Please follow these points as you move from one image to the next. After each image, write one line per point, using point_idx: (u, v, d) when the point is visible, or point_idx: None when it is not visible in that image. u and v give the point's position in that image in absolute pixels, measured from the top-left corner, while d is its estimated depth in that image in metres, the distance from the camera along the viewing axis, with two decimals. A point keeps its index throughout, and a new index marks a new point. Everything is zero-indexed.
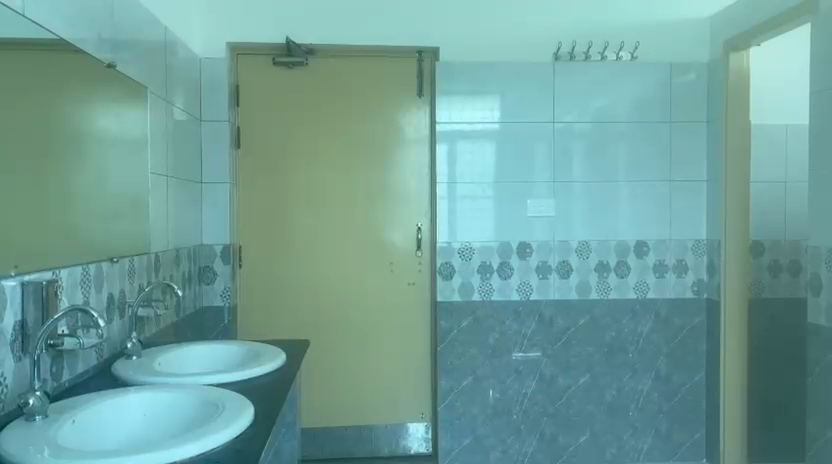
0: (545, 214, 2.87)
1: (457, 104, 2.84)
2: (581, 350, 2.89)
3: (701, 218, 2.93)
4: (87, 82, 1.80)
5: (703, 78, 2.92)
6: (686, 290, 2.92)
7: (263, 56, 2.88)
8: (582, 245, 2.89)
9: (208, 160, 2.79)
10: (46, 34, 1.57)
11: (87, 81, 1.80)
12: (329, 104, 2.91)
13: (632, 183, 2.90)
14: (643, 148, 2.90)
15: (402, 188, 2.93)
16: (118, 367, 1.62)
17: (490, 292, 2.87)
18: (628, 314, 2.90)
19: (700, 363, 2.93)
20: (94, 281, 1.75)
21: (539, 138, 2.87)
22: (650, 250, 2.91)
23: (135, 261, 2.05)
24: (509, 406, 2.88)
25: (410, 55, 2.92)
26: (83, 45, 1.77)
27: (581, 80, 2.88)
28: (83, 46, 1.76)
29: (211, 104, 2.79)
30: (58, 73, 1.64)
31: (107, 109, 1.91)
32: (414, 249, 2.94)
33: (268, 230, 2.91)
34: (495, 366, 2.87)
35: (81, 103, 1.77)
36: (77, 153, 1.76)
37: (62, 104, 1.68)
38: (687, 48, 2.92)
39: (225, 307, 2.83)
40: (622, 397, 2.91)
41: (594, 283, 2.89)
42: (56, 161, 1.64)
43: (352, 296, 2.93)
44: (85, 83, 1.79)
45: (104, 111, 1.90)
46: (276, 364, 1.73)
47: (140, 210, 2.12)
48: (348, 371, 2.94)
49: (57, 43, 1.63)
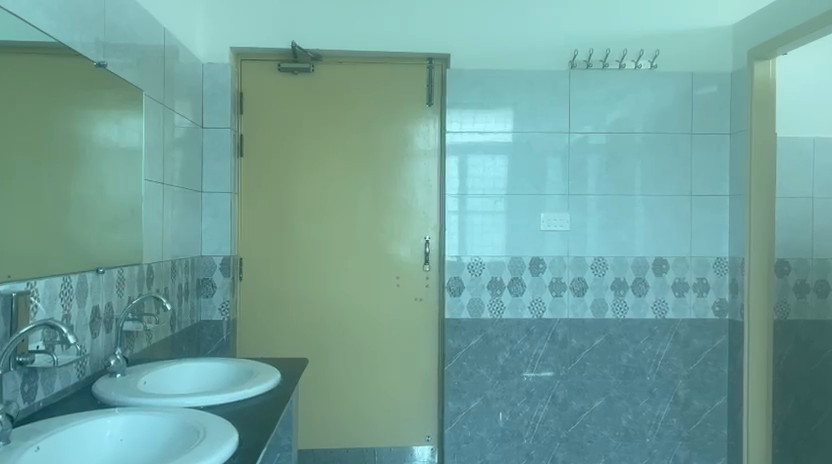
0: (559, 227, 2.74)
1: (469, 113, 2.73)
2: (596, 372, 2.75)
3: (723, 236, 2.79)
4: (76, 86, 1.69)
5: (726, 89, 2.79)
6: (707, 310, 2.78)
7: (267, 61, 2.79)
8: (598, 262, 2.76)
9: (208, 168, 2.69)
10: (28, 36, 1.46)
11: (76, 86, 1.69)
12: (334, 112, 2.80)
13: (650, 198, 2.77)
14: (662, 160, 2.78)
15: (409, 199, 2.82)
16: (99, 387, 1.51)
17: (501, 309, 2.74)
18: (646, 335, 2.76)
19: (721, 387, 2.78)
20: (76, 294, 1.61)
21: (554, 152, 2.75)
22: (669, 267, 2.77)
23: (124, 272, 1.92)
24: (520, 430, 2.74)
25: (420, 61, 2.82)
26: (74, 48, 1.67)
27: (598, 90, 2.76)
28: (72, 49, 1.66)
29: (213, 110, 2.69)
30: (45, 78, 1.54)
31: (96, 117, 1.81)
32: (421, 262, 2.82)
33: (270, 242, 2.80)
34: (505, 389, 2.74)
35: (70, 109, 1.67)
36: (64, 160, 1.65)
37: (49, 108, 1.57)
38: (710, 57, 2.80)
39: (223, 322, 2.70)
40: (638, 423, 2.76)
41: (610, 302, 2.76)
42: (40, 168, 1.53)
43: (356, 312, 2.81)
44: (73, 88, 1.68)
45: (94, 118, 1.79)
46: (270, 384, 1.60)
47: (133, 222, 2.02)
48: (351, 391, 2.81)
49: (43, 44, 1.52)
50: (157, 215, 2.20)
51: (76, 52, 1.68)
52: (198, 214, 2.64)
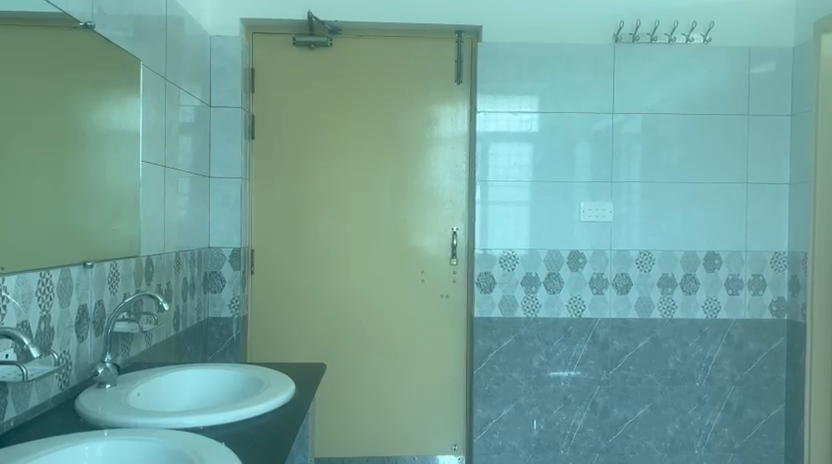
0: (600, 219, 2.49)
1: (502, 93, 2.48)
2: (640, 377, 2.50)
3: (783, 227, 2.52)
4: (52, 63, 1.43)
5: (787, 66, 2.52)
6: (763, 310, 2.52)
7: (281, 35, 2.56)
8: (644, 256, 2.50)
9: (216, 151, 2.47)
10: None
11: (52, 63, 1.43)
12: (354, 91, 2.56)
13: (701, 185, 2.51)
14: (715, 143, 2.51)
15: (435, 187, 2.58)
16: (84, 401, 1.30)
17: (536, 308, 2.50)
18: (696, 337, 2.51)
19: (778, 395, 2.52)
20: (59, 292, 1.38)
21: (595, 135, 2.50)
22: (722, 262, 2.51)
23: (118, 264, 1.69)
24: (555, 439, 2.51)
25: (448, 35, 2.57)
26: (51, 16, 1.40)
27: (644, 66, 2.50)
28: (46, 17, 1.38)
29: (222, 87, 2.46)
30: (11, 52, 1.27)
31: (83, 95, 1.55)
32: (448, 255, 2.58)
33: (284, 232, 2.58)
34: (539, 395, 2.50)
35: (46, 89, 1.41)
36: (44, 148, 1.40)
37: (15, 89, 1.29)
38: (769, 31, 2.53)
39: (233, 320, 2.48)
40: (686, 433, 2.52)
41: (657, 300, 2.50)
42: (9, 159, 1.27)
43: (378, 309, 2.58)
44: (49, 65, 1.41)
45: (77, 100, 1.53)
46: (283, 399, 1.38)
47: (131, 213, 1.78)
48: (369, 395, 2.58)
49: (9, 11, 1.26)
50: (159, 202, 1.97)
51: (54, 20, 1.41)
52: (205, 202, 2.42)
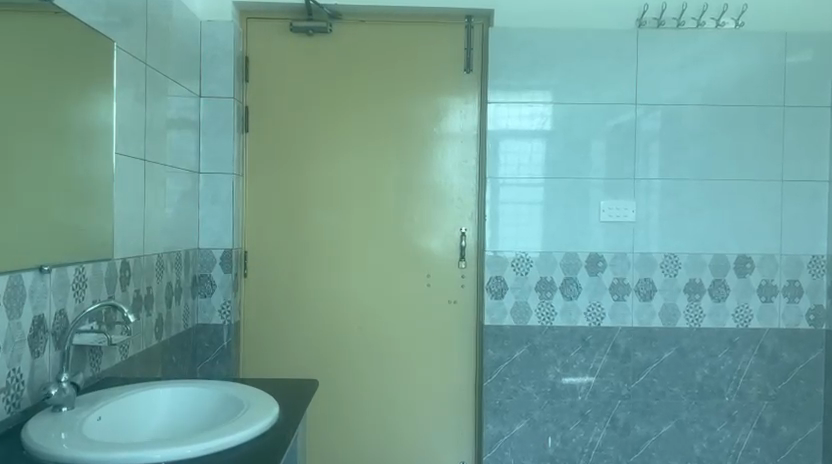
0: (621, 218, 2.30)
1: (515, 82, 2.29)
2: (664, 391, 2.31)
3: (822, 227, 2.31)
4: (19, 50, 1.25)
5: (827, 53, 2.31)
6: (799, 319, 2.32)
7: (278, 21, 2.38)
8: (669, 260, 2.31)
9: (207, 145, 2.29)
10: None
11: (18, 49, 1.25)
12: (356, 81, 2.38)
13: (732, 183, 2.31)
14: (748, 137, 2.31)
15: (442, 184, 2.39)
16: (31, 428, 1.12)
17: (551, 316, 2.30)
18: (725, 348, 2.31)
19: (815, 412, 2.32)
20: (7, 302, 1.20)
21: (615, 129, 2.30)
22: (755, 267, 2.31)
23: (86, 268, 1.50)
24: (572, 458, 2.32)
25: (457, 20, 2.38)
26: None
27: (669, 52, 2.30)
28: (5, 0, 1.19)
29: (212, 76, 2.29)
30: None
31: (47, 86, 1.37)
32: (456, 258, 2.40)
33: (280, 233, 2.40)
34: (555, 409, 2.31)
35: (11, 79, 1.23)
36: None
37: None
38: (807, 15, 2.33)
39: (224, 327, 2.31)
40: (714, 452, 2.33)
41: (683, 308, 2.31)
42: None
43: (381, 317, 2.40)
44: (14, 52, 1.24)
45: (41, 90, 1.35)
46: (263, 425, 1.19)
47: (107, 210, 1.60)
48: (371, 408, 2.40)
49: None
50: (139, 199, 1.79)
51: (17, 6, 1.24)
52: (193, 199, 2.25)
